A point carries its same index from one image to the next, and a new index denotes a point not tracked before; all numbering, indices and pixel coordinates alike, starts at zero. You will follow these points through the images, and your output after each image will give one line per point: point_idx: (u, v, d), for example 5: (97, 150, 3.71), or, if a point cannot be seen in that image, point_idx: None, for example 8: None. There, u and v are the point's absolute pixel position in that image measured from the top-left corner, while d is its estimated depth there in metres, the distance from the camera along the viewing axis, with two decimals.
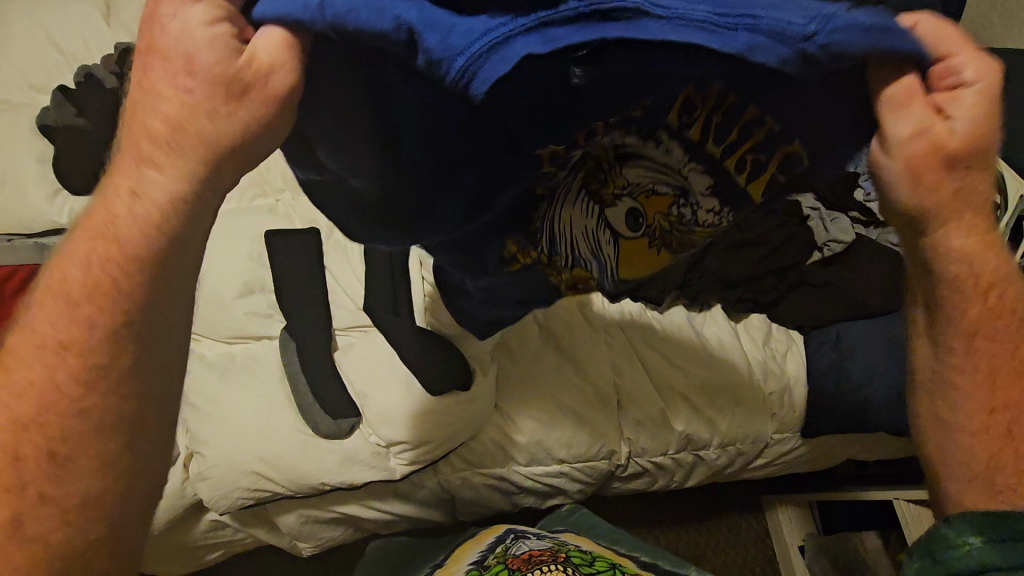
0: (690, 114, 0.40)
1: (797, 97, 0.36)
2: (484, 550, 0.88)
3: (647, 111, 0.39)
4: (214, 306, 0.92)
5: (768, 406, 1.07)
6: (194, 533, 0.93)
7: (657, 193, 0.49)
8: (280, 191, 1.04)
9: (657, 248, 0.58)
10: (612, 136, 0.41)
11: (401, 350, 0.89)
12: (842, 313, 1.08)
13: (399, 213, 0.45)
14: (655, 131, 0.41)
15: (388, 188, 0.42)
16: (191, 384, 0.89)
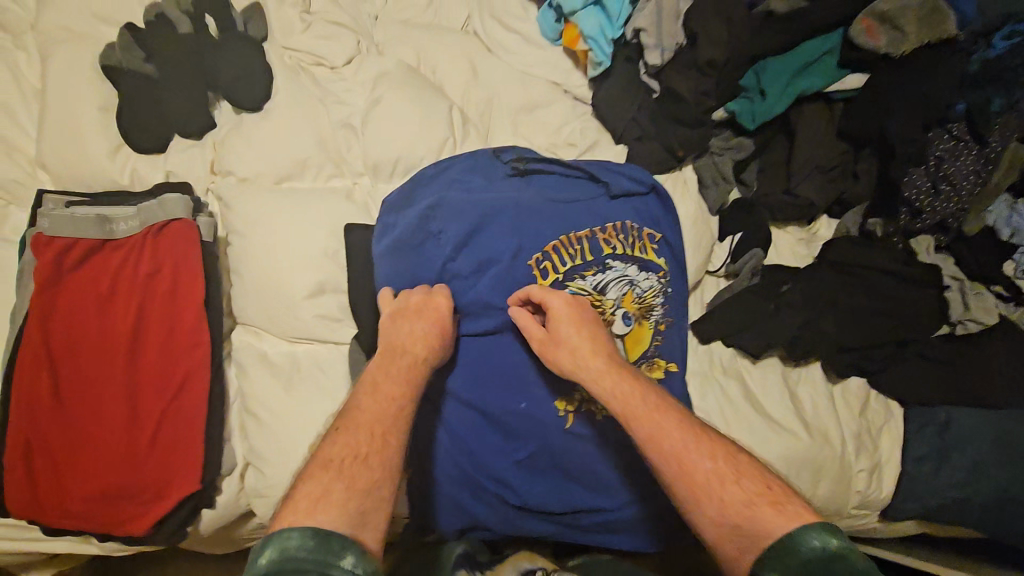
0: (598, 267, 0.85)
1: (625, 214, 0.89)
2: None
3: (581, 272, 0.84)
4: (282, 303, 0.84)
5: (853, 483, 1.00)
6: (243, 535, 0.88)
7: (622, 296, 0.86)
8: (359, 174, 0.93)
9: (642, 317, 0.88)
10: (580, 294, 0.84)
11: (486, 389, 0.82)
12: (958, 399, 0.96)
13: (495, 301, 0.82)
14: (597, 283, 0.84)
15: (485, 294, 0.82)
16: (253, 388, 0.82)
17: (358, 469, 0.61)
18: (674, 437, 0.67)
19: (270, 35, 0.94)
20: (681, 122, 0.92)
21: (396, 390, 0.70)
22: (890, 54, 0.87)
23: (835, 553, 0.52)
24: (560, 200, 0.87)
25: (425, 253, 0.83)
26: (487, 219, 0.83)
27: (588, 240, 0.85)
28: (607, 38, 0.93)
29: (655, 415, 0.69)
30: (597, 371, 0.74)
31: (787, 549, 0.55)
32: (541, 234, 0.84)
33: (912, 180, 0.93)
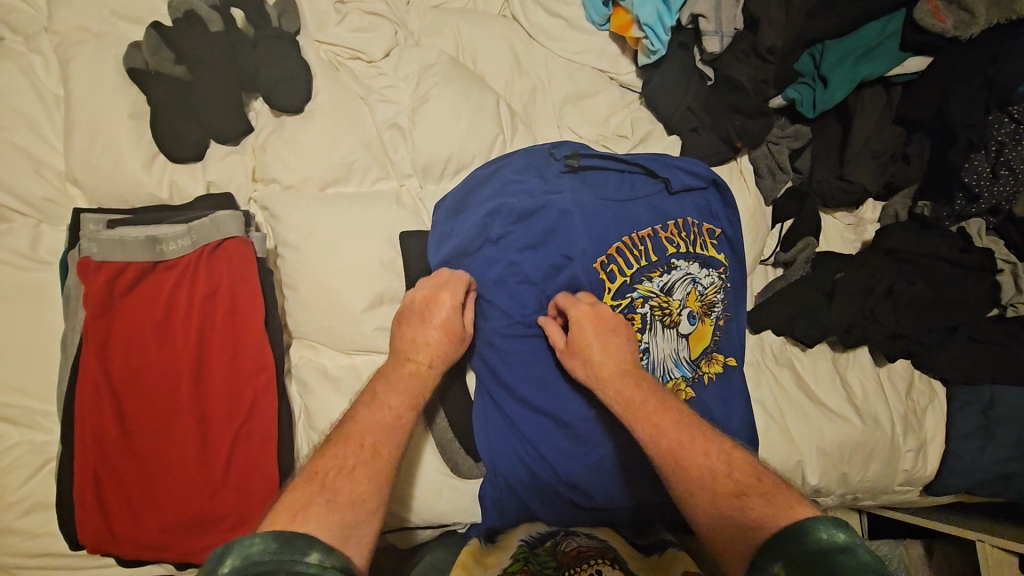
0: (664, 268, 0.82)
1: (683, 210, 0.86)
2: (537, 534, 0.79)
3: (645, 276, 0.81)
4: (340, 316, 0.81)
5: (900, 463, 1.01)
6: None
7: (686, 297, 0.83)
8: (406, 176, 0.89)
9: (706, 315, 0.86)
10: (647, 298, 0.81)
11: (554, 399, 0.80)
12: (1004, 377, 0.98)
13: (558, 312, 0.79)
14: (665, 284, 0.82)
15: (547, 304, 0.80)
16: (318, 404, 0.80)
17: (342, 484, 0.57)
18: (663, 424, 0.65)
19: (305, 29, 0.89)
20: (740, 111, 0.90)
21: (393, 402, 0.66)
22: (957, 36, 0.86)
23: (841, 546, 0.46)
24: (620, 199, 0.84)
25: (486, 263, 0.80)
26: (547, 223, 0.80)
27: (651, 239, 0.82)
28: (665, 25, 0.88)
29: (652, 411, 0.67)
30: (612, 380, 0.71)
31: (789, 538, 0.49)
32: (603, 236, 0.81)
33: (972, 165, 0.91)
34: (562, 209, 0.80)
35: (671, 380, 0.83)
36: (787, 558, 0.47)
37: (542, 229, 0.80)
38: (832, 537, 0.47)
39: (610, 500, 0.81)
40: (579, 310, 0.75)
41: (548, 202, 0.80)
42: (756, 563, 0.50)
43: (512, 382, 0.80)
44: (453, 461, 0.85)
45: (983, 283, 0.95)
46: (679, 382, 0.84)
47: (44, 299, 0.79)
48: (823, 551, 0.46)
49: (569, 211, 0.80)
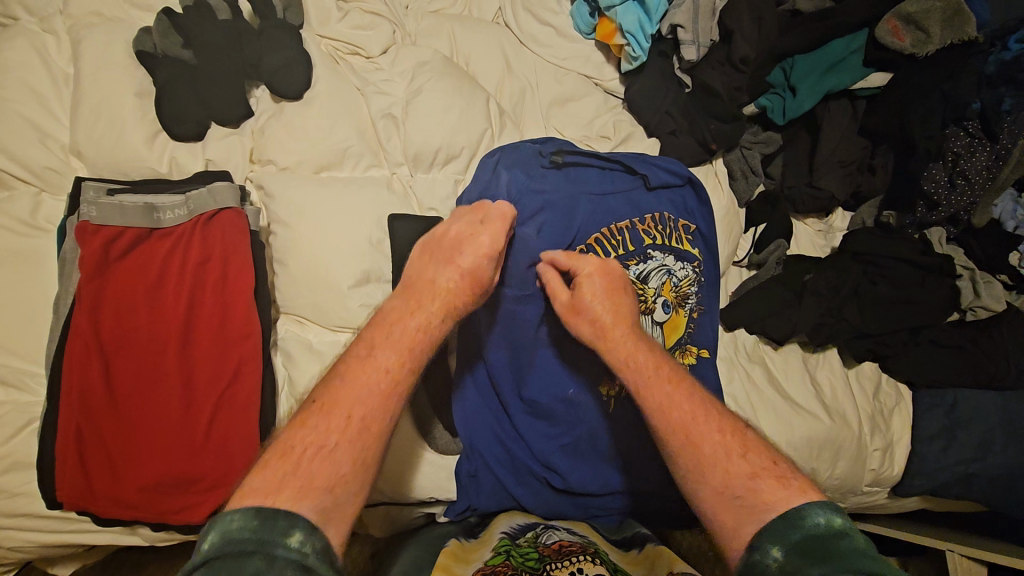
0: (641, 257, 0.85)
1: (660, 203, 0.91)
2: (517, 526, 0.80)
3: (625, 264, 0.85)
4: (327, 293, 0.83)
5: (868, 462, 1.03)
6: None
7: (662, 288, 0.86)
8: (398, 164, 0.93)
9: (680, 306, 0.89)
10: None
11: (530, 380, 0.82)
12: (967, 380, 1.02)
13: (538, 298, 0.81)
14: (640, 274, 0.85)
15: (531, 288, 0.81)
16: (304, 378, 0.82)
17: (317, 466, 0.51)
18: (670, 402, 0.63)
19: (308, 23, 0.94)
20: (714, 116, 0.96)
21: (389, 358, 0.60)
22: (914, 53, 0.92)
23: (840, 531, 0.48)
24: (606, 192, 0.89)
25: None
26: (550, 207, 0.84)
27: (628, 230, 0.87)
28: (646, 33, 0.96)
29: (668, 388, 0.64)
30: (624, 340, 0.70)
31: (790, 521, 0.50)
32: (587, 226, 0.86)
33: (931, 173, 0.98)
34: (560, 199, 0.85)
35: None
36: (796, 542, 0.48)
37: (547, 210, 0.84)
38: (836, 522, 0.48)
39: (581, 485, 0.82)
40: (590, 265, 0.75)
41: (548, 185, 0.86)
42: (756, 546, 0.50)
43: (489, 360, 0.82)
44: (430, 438, 0.85)
45: (943, 286, 1.00)
46: None
47: (38, 265, 0.81)
48: (832, 535, 0.47)
49: (564, 200, 0.86)
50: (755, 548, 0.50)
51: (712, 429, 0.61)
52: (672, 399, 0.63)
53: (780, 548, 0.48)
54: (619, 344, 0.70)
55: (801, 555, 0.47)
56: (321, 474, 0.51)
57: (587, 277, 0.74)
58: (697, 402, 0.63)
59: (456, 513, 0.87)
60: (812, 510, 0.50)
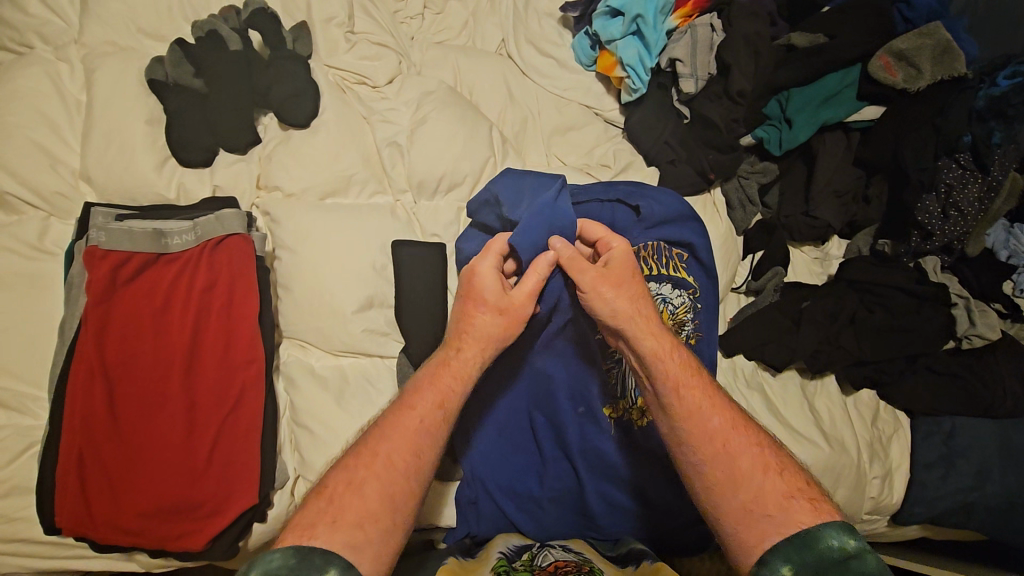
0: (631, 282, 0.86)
1: (663, 230, 0.91)
2: (513, 549, 0.80)
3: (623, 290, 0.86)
4: (329, 318, 0.84)
5: (867, 489, 1.03)
6: None
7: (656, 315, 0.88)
8: (402, 191, 0.95)
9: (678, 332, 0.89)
10: None
11: (533, 400, 0.83)
12: (964, 408, 1.02)
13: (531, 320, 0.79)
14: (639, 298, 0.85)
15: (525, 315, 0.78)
16: (304, 403, 0.81)
17: (349, 501, 0.56)
18: (707, 410, 0.64)
19: (316, 53, 0.96)
20: (713, 146, 0.98)
21: (420, 402, 0.64)
22: (907, 87, 0.95)
23: (855, 552, 0.49)
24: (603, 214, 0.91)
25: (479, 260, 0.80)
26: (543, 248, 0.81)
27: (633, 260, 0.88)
28: (646, 66, 0.97)
29: (708, 400, 0.64)
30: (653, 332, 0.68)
31: (804, 541, 0.52)
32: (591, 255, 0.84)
33: (926, 205, 0.99)
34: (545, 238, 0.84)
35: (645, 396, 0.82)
36: (805, 562, 0.50)
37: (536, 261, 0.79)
38: (849, 543, 0.50)
39: (589, 509, 0.83)
40: (622, 250, 0.73)
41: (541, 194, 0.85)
42: (765, 562, 0.52)
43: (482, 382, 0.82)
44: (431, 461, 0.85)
45: (938, 312, 1.00)
46: None
47: (44, 288, 0.81)
48: (841, 557, 0.49)
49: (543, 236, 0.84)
50: (765, 563, 0.52)
51: (744, 437, 0.62)
52: (695, 409, 0.64)
53: (790, 566, 0.51)
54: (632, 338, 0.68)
55: None
56: (363, 509, 0.55)
57: (616, 256, 0.72)
58: (725, 408, 0.65)
59: (454, 540, 0.85)
60: (828, 526, 0.52)
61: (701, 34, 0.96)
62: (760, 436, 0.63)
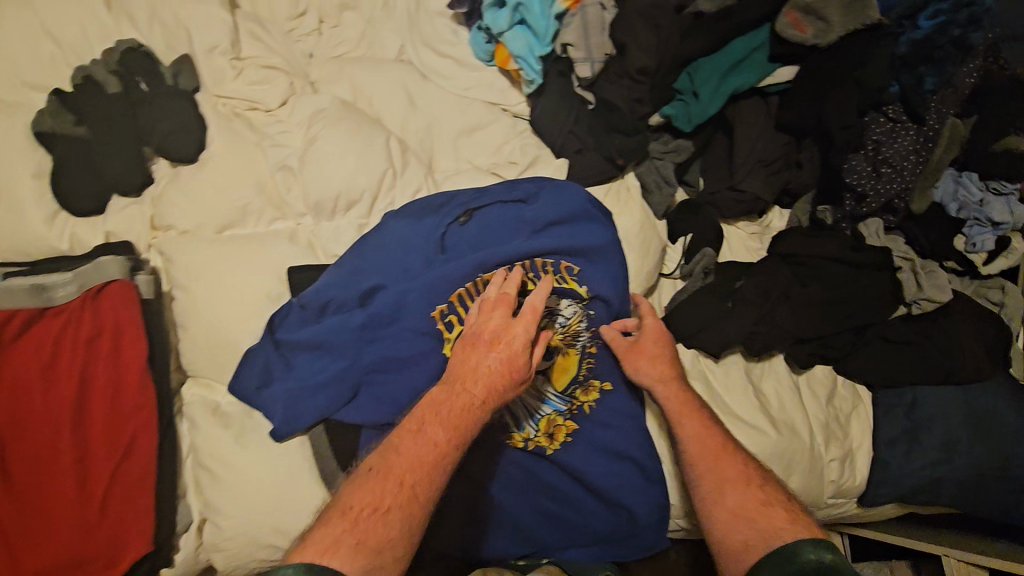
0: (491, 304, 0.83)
1: (546, 238, 0.86)
2: None
3: (488, 314, 0.84)
4: (231, 353, 0.84)
5: (825, 473, 0.97)
6: None
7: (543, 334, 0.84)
8: (301, 214, 0.93)
9: (566, 348, 0.86)
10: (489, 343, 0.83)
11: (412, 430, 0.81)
12: (923, 377, 0.95)
13: (394, 356, 0.82)
14: None
15: (386, 355, 0.82)
16: (204, 444, 0.80)
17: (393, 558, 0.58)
18: (741, 473, 0.76)
19: (204, 85, 0.95)
20: (619, 130, 0.92)
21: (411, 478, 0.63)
22: (817, 44, 0.88)
23: (829, 564, 0.59)
24: (475, 226, 0.87)
25: (330, 298, 0.83)
26: (392, 308, 0.82)
27: (444, 313, 0.82)
28: (537, 56, 0.93)
29: (737, 457, 0.78)
30: (687, 413, 0.82)
31: (786, 557, 0.61)
32: (424, 300, 0.82)
33: (853, 165, 0.93)
34: (398, 280, 0.84)
35: (545, 418, 0.86)
36: None
37: (373, 321, 0.82)
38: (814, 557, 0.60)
39: (511, 516, 0.86)
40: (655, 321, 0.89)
41: (395, 256, 0.85)
42: None
43: (361, 415, 0.81)
44: (333, 487, 0.79)
45: (878, 279, 0.94)
46: (555, 418, 0.87)
47: None
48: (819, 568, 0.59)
49: (397, 282, 0.84)
50: None
51: (768, 482, 0.74)
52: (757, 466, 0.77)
53: None
54: (682, 423, 0.82)
55: None
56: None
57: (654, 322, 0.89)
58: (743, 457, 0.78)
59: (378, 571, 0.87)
60: (803, 544, 0.62)
61: (591, 13, 0.90)
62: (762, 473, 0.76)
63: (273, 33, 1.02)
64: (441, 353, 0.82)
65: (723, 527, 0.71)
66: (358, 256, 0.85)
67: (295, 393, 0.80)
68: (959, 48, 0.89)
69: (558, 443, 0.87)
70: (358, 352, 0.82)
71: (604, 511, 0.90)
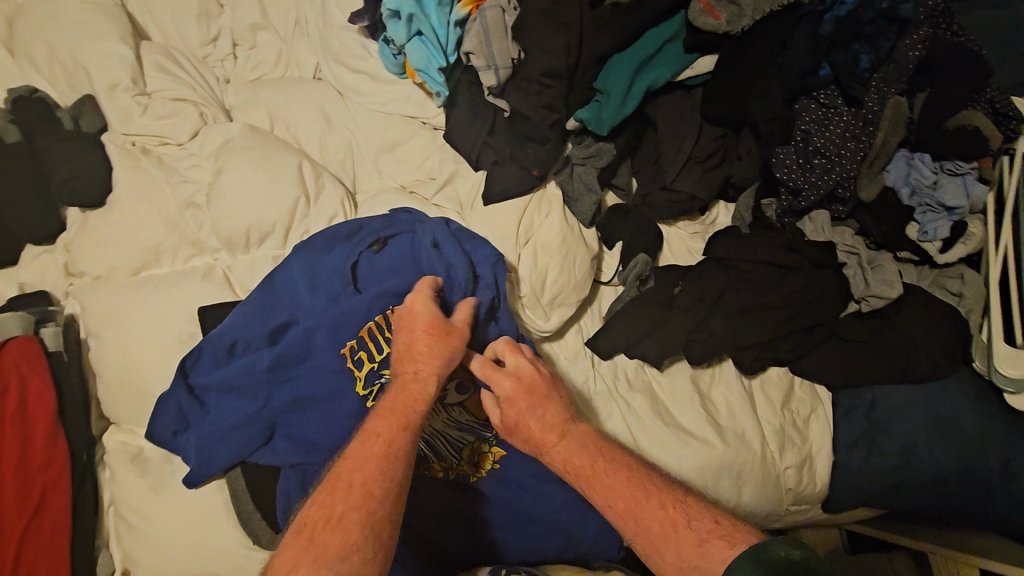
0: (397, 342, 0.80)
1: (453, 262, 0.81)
2: None
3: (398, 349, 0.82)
4: (144, 401, 0.83)
5: (782, 482, 0.90)
6: None
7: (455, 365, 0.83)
8: (217, 249, 0.91)
9: None
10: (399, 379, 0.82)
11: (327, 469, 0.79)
12: (882, 377, 0.89)
13: (307, 393, 0.81)
14: None
15: (299, 393, 0.81)
16: (122, 493, 0.80)
17: None
18: (651, 509, 0.64)
19: (111, 125, 0.93)
20: (531, 139, 0.88)
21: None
22: (729, 31, 0.84)
23: (796, 559, 0.53)
24: (384, 256, 0.85)
25: (237, 340, 0.81)
26: (300, 345, 0.81)
27: (354, 349, 0.80)
28: (437, 67, 0.89)
29: (644, 490, 0.65)
30: (576, 459, 0.69)
31: (753, 556, 0.55)
32: (334, 333, 0.80)
33: (782, 157, 0.89)
34: (305, 316, 0.82)
35: (468, 447, 0.84)
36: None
37: (281, 361, 0.80)
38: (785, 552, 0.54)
39: (443, 550, 0.83)
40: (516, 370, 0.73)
41: (302, 292, 0.83)
42: None
43: (277, 455, 0.80)
44: (252, 532, 0.78)
45: (819, 277, 0.88)
46: (480, 446, 0.84)
47: None
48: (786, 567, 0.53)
49: (304, 318, 0.82)
50: None
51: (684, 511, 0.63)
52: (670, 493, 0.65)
53: None
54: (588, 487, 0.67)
55: None
56: None
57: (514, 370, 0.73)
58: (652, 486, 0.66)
59: None
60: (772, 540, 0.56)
61: (491, 17, 0.86)
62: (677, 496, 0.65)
63: (183, 62, 1.00)
64: (353, 392, 0.80)
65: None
66: (261, 296, 0.83)
67: (209, 435, 0.79)
68: (891, 21, 0.84)
69: (485, 470, 0.84)
70: (271, 391, 0.81)
71: (544, 536, 0.86)
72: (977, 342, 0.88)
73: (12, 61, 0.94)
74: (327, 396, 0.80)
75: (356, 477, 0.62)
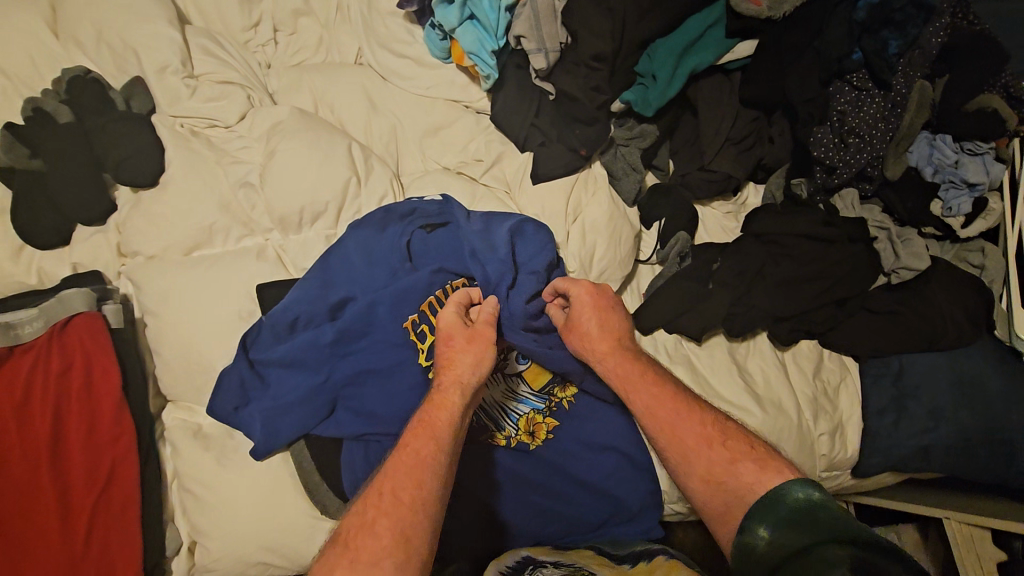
0: None
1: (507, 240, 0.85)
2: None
3: None
4: (204, 377, 0.83)
5: (816, 448, 0.94)
6: None
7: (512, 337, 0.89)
8: (268, 229, 0.92)
9: None
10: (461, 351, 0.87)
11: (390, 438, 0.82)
12: (909, 345, 0.94)
13: (369, 367, 0.82)
14: None
15: (359, 368, 0.82)
16: (186, 466, 0.80)
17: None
18: (698, 442, 0.71)
19: (159, 107, 0.94)
20: (579, 121, 0.92)
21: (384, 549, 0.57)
22: (773, 16, 0.88)
23: (816, 502, 0.57)
24: (439, 234, 0.87)
25: (297, 317, 0.83)
26: (361, 319, 0.82)
27: (416, 323, 0.83)
28: (489, 50, 0.92)
29: (691, 421, 0.72)
30: (638, 381, 0.77)
31: (772, 500, 0.60)
32: (394, 309, 0.83)
33: (819, 136, 0.94)
34: (364, 293, 0.84)
35: (523, 417, 0.87)
36: (773, 521, 0.58)
37: (343, 336, 0.82)
38: (803, 497, 0.58)
39: (500, 517, 0.85)
40: (580, 293, 0.82)
41: (359, 270, 0.85)
42: (745, 529, 0.60)
43: (338, 429, 0.81)
44: (318, 502, 0.79)
45: (851, 252, 0.93)
46: (534, 416, 0.88)
47: None
48: (799, 510, 0.57)
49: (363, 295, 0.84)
50: (745, 531, 0.60)
51: (724, 441, 0.70)
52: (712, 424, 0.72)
53: (766, 527, 0.58)
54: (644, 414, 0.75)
55: (784, 527, 0.57)
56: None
57: (577, 295, 0.82)
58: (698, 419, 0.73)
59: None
60: (789, 486, 0.60)
61: (542, 2, 0.88)
62: (719, 422, 0.73)
63: (227, 47, 1.01)
64: (416, 363, 0.82)
65: (716, 495, 0.66)
66: (318, 274, 0.84)
67: (272, 411, 0.80)
68: (918, 9, 0.92)
69: (540, 440, 0.88)
70: (333, 365, 0.83)
71: (596, 502, 0.88)
72: (997, 311, 0.95)
73: (57, 41, 0.94)
74: (389, 370, 0.82)
75: (416, 447, 0.66)
